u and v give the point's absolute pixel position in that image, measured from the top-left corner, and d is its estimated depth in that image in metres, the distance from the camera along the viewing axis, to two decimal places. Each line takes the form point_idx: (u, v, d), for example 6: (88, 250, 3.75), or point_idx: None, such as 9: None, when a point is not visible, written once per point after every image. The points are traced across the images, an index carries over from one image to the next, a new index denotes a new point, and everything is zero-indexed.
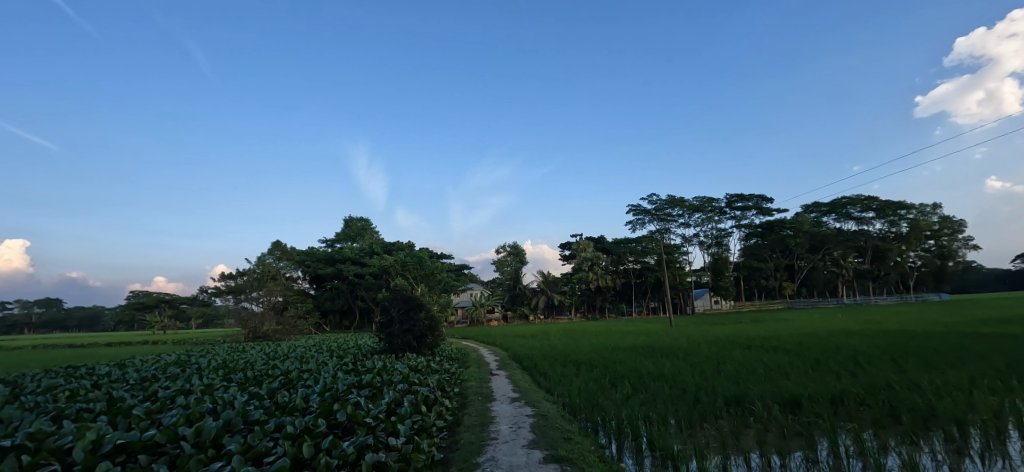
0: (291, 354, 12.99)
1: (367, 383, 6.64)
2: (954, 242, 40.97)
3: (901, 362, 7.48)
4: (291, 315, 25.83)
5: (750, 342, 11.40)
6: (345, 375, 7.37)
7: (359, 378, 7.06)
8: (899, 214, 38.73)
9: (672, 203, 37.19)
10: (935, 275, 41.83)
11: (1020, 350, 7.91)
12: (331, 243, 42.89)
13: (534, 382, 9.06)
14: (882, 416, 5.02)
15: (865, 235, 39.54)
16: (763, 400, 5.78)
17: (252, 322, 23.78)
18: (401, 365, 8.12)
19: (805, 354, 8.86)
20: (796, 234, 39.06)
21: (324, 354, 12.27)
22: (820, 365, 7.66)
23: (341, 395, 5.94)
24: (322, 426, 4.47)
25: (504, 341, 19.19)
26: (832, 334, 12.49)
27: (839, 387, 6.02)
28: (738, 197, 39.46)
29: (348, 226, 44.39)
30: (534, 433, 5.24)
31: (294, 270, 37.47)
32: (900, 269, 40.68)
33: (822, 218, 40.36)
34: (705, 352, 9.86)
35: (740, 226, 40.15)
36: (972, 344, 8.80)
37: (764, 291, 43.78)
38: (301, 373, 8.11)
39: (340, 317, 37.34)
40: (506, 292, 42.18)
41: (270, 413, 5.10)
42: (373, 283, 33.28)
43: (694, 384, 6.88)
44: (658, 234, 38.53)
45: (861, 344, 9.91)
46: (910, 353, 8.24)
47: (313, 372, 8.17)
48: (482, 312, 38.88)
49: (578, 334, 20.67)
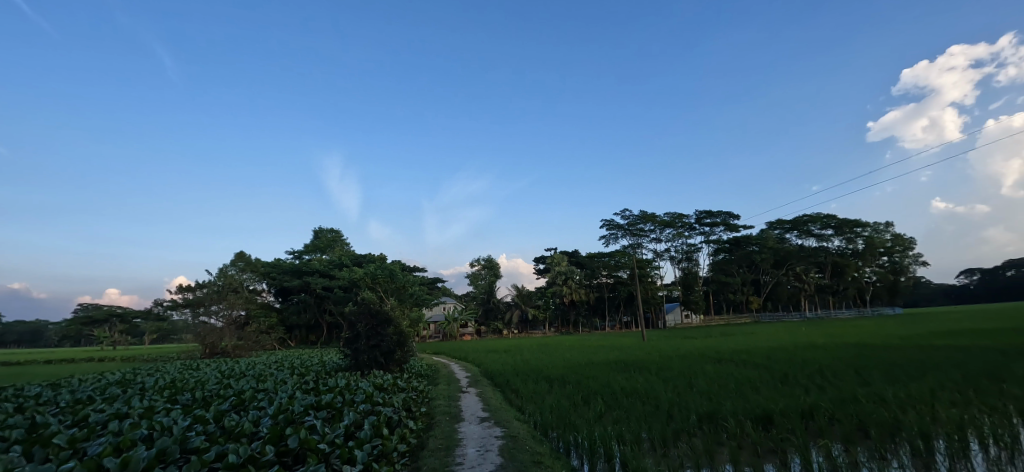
0: (249, 372, 12.19)
1: (325, 405, 6.15)
2: (905, 258, 43.27)
3: (864, 375, 7.60)
4: (254, 330, 24.57)
5: (720, 356, 11.48)
6: (303, 396, 6.85)
7: (319, 398, 6.58)
8: (854, 231, 40.74)
9: (644, 219, 37.83)
10: (890, 290, 43.90)
11: (972, 361, 8.19)
12: (299, 255, 41.39)
13: (505, 400, 8.72)
14: (852, 431, 4.96)
15: (824, 251, 41.30)
16: (736, 417, 5.66)
17: (210, 338, 22.49)
18: (364, 383, 7.64)
19: (772, 367, 8.94)
20: (762, 250, 40.37)
21: (284, 371, 11.55)
22: (787, 379, 7.70)
23: (295, 418, 5.46)
24: (268, 454, 4.02)
25: (476, 357, 18.73)
26: (797, 347, 12.77)
27: (808, 401, 5.97)
28: (707, 213, 40.53)
29: (318, 237, 43.08)
30: (502, 457, 4.93)
31: (259, 282, 35.84)
32: (857, 284, 42.60)
33: (785, 234, 41.94)
34: (677, 367, 9.81)
35: (708, 241, 41.19)
36: (927, 357, 9.07)
37: (731, 305, 44.83)
38: (255, 393, 7.52)
39: (306, 332, 35.85)
40: (480, 306, 41.68)
41: (213, 440, 4.59)
42: (343, 296, 32.24)
43: (665, 400, 6.72)
44: (630, 249, 39.04)
45: (825, 357, 10.11)
46: (871, 366, 8.40)
47: (268, 392, 7.59)
48: (455, 326, 38.28)
49: (552, 349, 20.49)
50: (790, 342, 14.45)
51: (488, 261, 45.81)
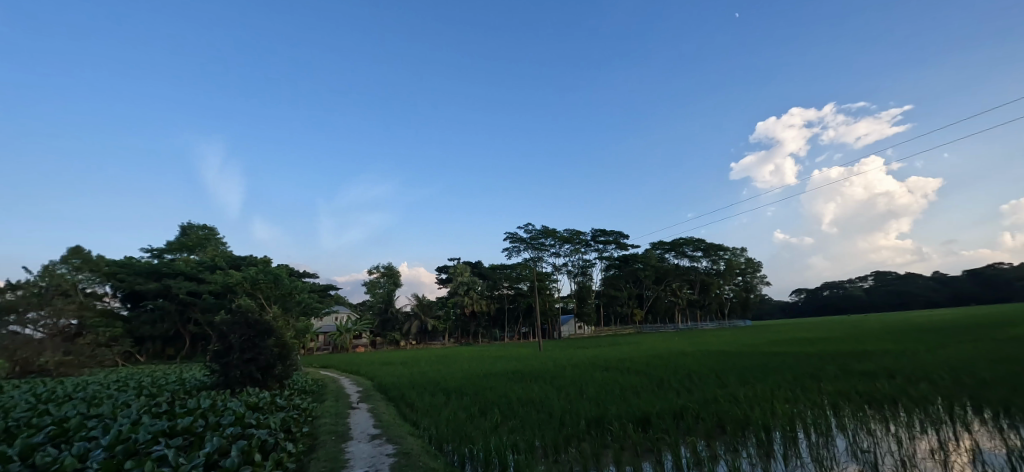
0: (77, 394, 9.94)
1: (180, 431, 5.22)
2: (754, 279, 51.31)
3: (723, 378, 8.74)
4: (88, 343, 20.22)
5: (608, 364, 12.36)
6: (152, 421, 5.75)
7: (172, 422, 5.57)
8: (718, 254, 47.30)
9: (546, 233, 39.56)
10: (742, 305, 51.54)
11: (799, 364, 9.92)
12: (159, 254, 35.29)
13: (399, 415, 8.28)
14: (712, 427, 5.63)
15: (695, 270, 47.52)
16: (620, 420, 6.08)
17: (23, 351, 17.34)
18: (234, 403, 6.67)
19: (652, 374, 9.86)
20: (645, 267, 44.73)
21: (128, 392, 9.64)
22: (664, 384, 8.54)
23: (138, 447, 4.54)
24: None
25: (370, 370, 17.59)
26: (672, 355, 14.30)
27: (680, 403, 6.64)
28: (602, 232, 43.76)
29: (186, 234, 37.31)
30: None
31: (99, 284, 29.67)
32: (719, 300, 49.35)
33: (665, 254, 47.07)
34: (570, 375, 10.31)
35: (601, 257, 44.43)
36: (769, 361, 10.77)
37: (619, 317, 48.62)
38: (82, 421, 6.12)
39: (162, 345, 30.52)
40: (377, 316, 39.57)
41: None
42: (212, 303, 28.13)
43: (559, 407, 6.96)
44: (531, 262, 40.43)
45: (693, 363, 11.45)
46: (728, 370, 9.71)
47: (102, 418, 6.24)
48: (348, 338, 35.76)
49: (451, 360, 20.18)
50: (666, 351, 16.11)
51: (389, 269, 43.85)
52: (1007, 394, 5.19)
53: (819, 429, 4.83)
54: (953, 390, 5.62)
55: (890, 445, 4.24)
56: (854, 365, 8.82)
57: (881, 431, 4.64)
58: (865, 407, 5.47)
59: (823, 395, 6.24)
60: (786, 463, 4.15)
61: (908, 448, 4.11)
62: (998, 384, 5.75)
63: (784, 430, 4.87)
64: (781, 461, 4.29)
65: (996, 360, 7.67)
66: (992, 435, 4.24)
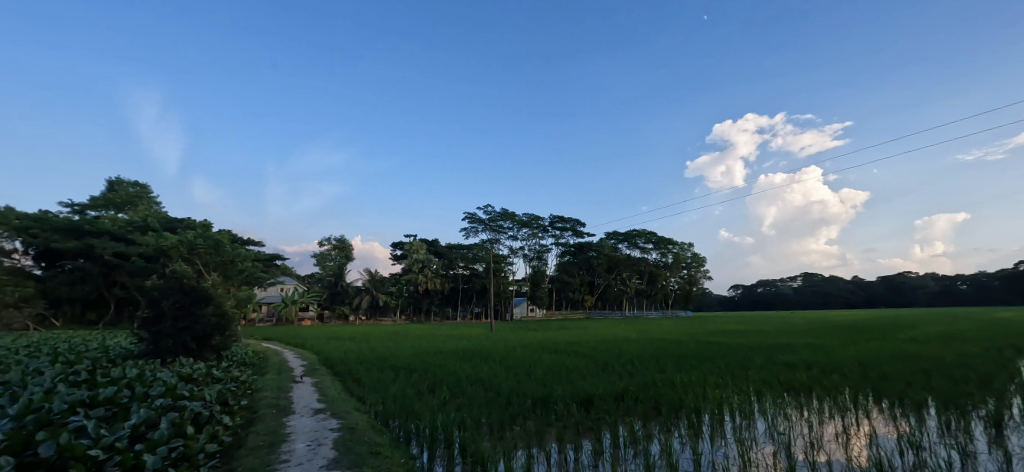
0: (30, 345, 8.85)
1: (102, 402, 3.05)
2: (698, 272, 54.32)
3: (661, 364, 9.23)
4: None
5: (559, 347, 12.63)
6: (57, 369, 4.64)
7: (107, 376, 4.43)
8: (667, 247, 50.11)
9: (505, 216, 39.47)
10: (685, 297, 54.50)
11: (731, 354, 10.63)
12: (81, 211, 27.17)
13: (345, 390, 7.80)
14: (647, 410, 5.78)
15: (644, 261, 49.63)
16: (565, 400, 6.14)
17: None
18: (200, 365, 6.35)
19: (598, 358, 10.26)
20: (599, 255, 45.70)
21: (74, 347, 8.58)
22: (607, 368, 8.86)
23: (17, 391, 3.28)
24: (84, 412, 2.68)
25: (316, 343, 16.31)
26: (623, 341, 14.92)
27: (621, 386, 6.85)
28: (560, 218, 44.47)
29: (112, 191, 27.30)
30: (338, 450, 4.38)
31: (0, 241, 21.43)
32: (664, 291, 51.88)
33: (618, 244, 48.65)
34: (519, 356, 10.45)
35: (558, 244, 45.06)
36: (704, 350, 11.48)
37: (570, 303, 49.36)
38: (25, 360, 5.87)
39: (82, 309, 23.11)
40: (325, 288, 36.26)
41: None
42: (117, 267, 22.35)
43: (507, 386, 6.94)
44: (489, 243, 39.87)
45: (637, 349, 11.99)
46: (666, 357, 10.26)
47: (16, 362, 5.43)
48: (293, 310, 33.23)
49: (402, 336, 19.71)
50: (615, 336, 16.72)
51: (341, 241, 39.96)
52: (905, 388, 5.77)
53: (741, 413, 5.21)
54: (859, 383, 6.23)
55: (803, 429, 4.63)
56: (779, 357, 9.56)
57: (795, 416, 5.08)
58: (784, 394, 5.93)
59: (749, 383, 6.68)
60: (712, 443, 4.44)
61: (817, 432, 4.52)
62: (896, 379, 6.41)
63: (712, 412, 5.18)
64: (708, 441, 4.60)
65: (894, 357, 8.58)
66: (887, 423, 4.74)
